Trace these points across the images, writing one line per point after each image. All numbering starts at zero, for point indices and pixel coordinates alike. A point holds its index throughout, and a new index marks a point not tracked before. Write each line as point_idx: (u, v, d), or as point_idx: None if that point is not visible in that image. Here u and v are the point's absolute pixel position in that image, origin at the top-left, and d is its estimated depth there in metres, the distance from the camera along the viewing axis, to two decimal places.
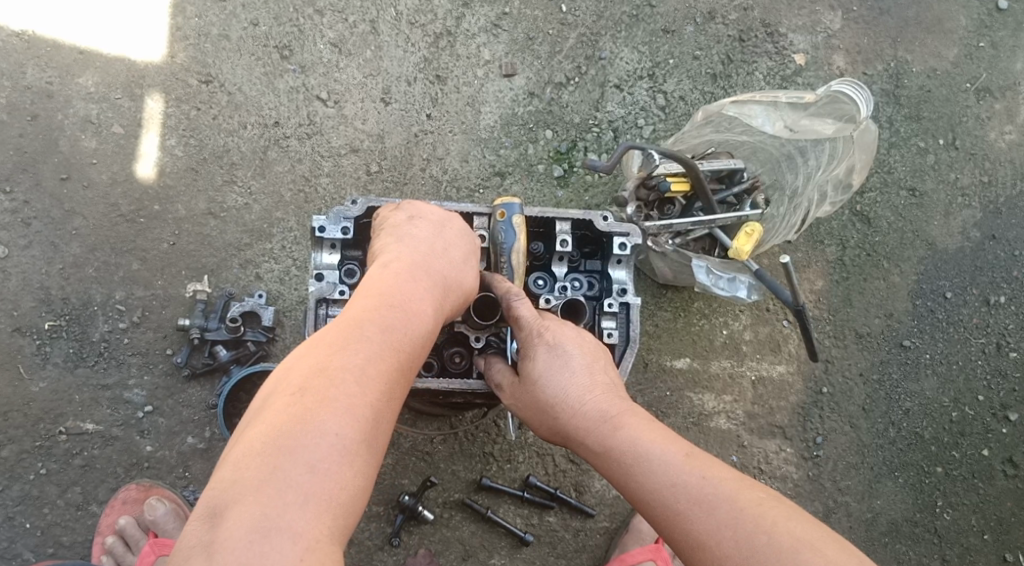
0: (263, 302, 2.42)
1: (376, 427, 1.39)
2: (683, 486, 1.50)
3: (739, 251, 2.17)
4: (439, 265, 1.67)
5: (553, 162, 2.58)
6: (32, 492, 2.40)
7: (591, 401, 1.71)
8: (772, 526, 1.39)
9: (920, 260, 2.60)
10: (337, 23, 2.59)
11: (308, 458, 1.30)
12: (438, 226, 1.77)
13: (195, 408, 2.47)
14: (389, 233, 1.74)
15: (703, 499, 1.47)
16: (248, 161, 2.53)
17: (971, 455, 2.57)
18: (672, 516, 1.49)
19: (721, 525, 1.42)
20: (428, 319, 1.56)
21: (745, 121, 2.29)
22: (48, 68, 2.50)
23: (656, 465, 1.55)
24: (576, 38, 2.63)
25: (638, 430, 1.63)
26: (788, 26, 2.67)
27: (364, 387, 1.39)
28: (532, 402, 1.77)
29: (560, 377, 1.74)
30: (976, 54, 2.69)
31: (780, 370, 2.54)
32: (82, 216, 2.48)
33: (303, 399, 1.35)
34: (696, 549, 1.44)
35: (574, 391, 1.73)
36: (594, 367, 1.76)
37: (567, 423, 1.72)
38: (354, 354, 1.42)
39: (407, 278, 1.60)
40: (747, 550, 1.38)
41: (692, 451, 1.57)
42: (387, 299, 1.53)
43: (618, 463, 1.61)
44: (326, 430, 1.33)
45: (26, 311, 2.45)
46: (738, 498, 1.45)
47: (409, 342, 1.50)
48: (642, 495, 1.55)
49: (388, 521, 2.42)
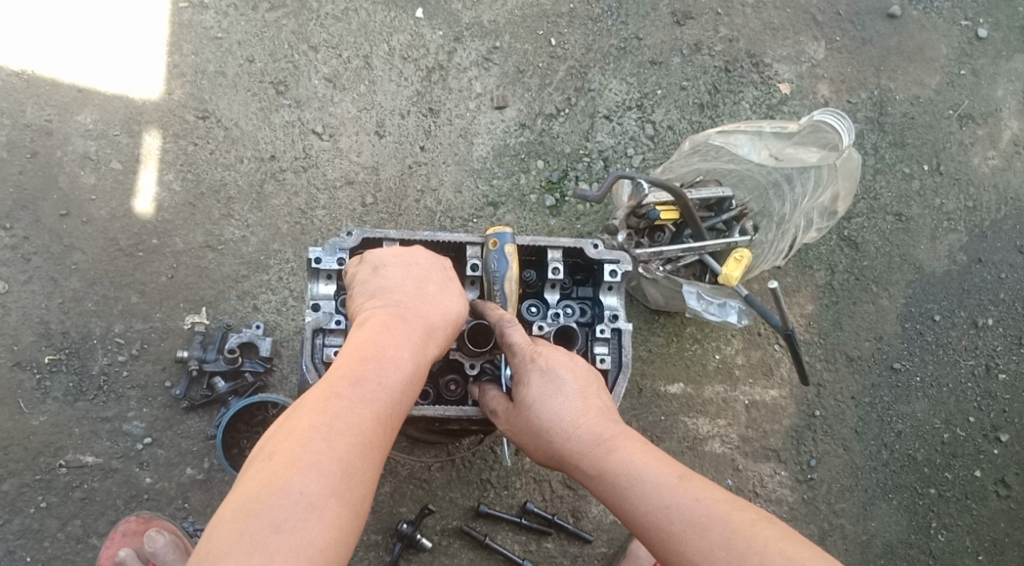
0: (260, 332, 2.48)
1: (347, 483, 1.39)
2: (676, 509, 1.52)
3: (729, 277, 2.20)
4: (419, 311, 1.69)
5: (544, 192, 2.62)
6: (32, 525, 2.42)
7: (585, 425, 1.73)
8: (765, 546, 1.41)
9: (909, 283, 2.64)
10: (331, 59, 2.64)
11: (276, 519, 1.31)
12: (420, 270, 1.79)
13: (194, 439, 2.49)
14: (378, 277, 1.78)
15: (696, 522, 1.49)
16: (244, 195, 2.57)
17: (964, 476, 2.59)
18: (668, 539, 1.51)
19: (715, 548, 1.44)
20: (406, 368, 1.57)
21: (731, 150, 2.34)
22: (47, 106, 2.55)
23: (649, 490, 1.57)
24: (565, 70, 2.68)
25: (631, 454, 1.65)
26: (773, 56, 2.73)
27: (332, 444, 1.41)
28: (528, 427, 1.80)
29: (552, 402, 1.76)
30: (958, 81, 2.74)
31: (773, 394, 2.57)
32: (82, 251, 2.52)
33: (275, 461, 1.38)
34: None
35: (568, 416, 1.75)
36: (587, 392, 1.79)
37: (562, 447, 1.74)
38: (327, 412, 1.45)
39: (386, 326, 1.62)
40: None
41: (685, 474, 1.59)
42: (362, 352, 1.55)
43: (613, 486, 1.63)
44: (294, 490, 1.34)
45: (26, 345, 2.48)
46: (731, 520, 1.47)
47: (384, 394, 1.51)
48: (637, 519, 1.57)
49: (386, 550, 2.44)
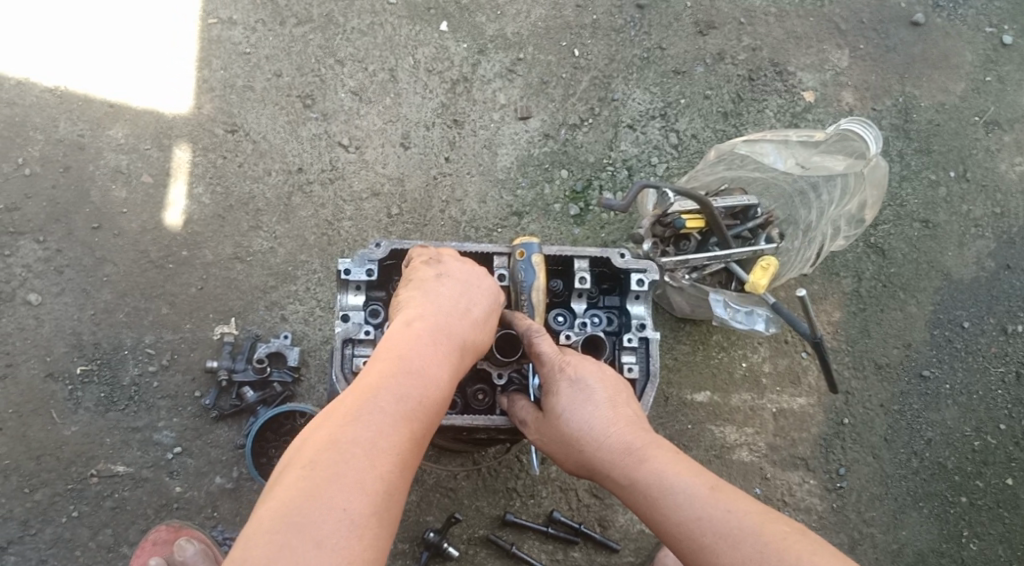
0: (288, 342, 2.51)
1: (385, 503, 1.40)
2: (707, 520, 1.52)
3: (756, 284, 2.22)
4: (458, 327, 1.71)
5: (568, 202, 2.63)
6: (64, 534, 2.45)
7: (615, 434, 1.73)
8: (798, 558, 1.41)
9: (936, 290, 2.63)
10: (358, 73, 2.68)
11: (316, 534, 1.31)
12: (464, 284, 1.80)
13: (223, 448, 2.52)
14: (419, 285, 1.79)
15: (729, 534, 1.48)
16: (273, 207, 2.61)
17: (995, 484, 2.56)
18: (699, 550, 1.51)
19: (747, 559, 1.44)
20: (441, 389, 1.59)
21: (757, 159, 2.35)
22: (80, 122, 2.60)
23: (681, 500, 1.57)
24: (589, 81, 2.71)
25: (662, 464, 1.65)
26: (796, 64, 2.74)
27: (372, 463, 1.42)
28: (556, 436, 1.80)
29: (582, 410, 1.77)
30: (984, 88, 2.74)
31: (801, 402, 2.56)
32: (114, 263, 2.56)
33: (315, 473, 1.38)
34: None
35: (598, 424, 1.75)
36: (616, 402, 1.79)
37: (592, 456, 1.74)
38: (367, 429, 1.45)
39: (424, 342, 1.63)
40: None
41: (717, 484, 1.58)
42: (402, 365, 1.56)
43: (644, 495, 1.63)
44: (335, 506, 1.35)
45: (59, 356, 2.52)
46: (764, 532, 1.46)
47: (421, 414, 1.53)
48: (668, 529, 1.57)
49: (414, 558, 2.44)
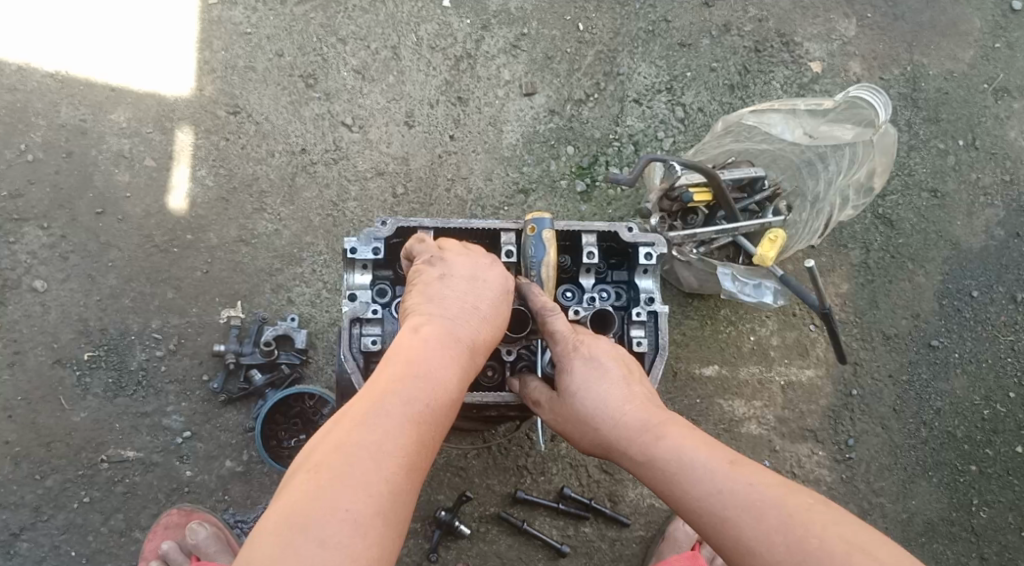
0: (295, 324, 2.50)
1: (392, 501, 1.41)
2: (729, 493, 1.51)
3: (764, 257, 2.20)
4: (466, 328, 1.69)
5: (575, 178, 2.62)
6: (76, 519, 2.45)
7: (632, 412, 1.73)
8: (824, 529, 1.41)
9: (945, 260, 2.62)
10: (360, 51, 2.66)
11: (322, 534, 1.33)
12: (478, 282, 1.78)
13: (232, 432, 2.51)
14: (433, 284, 1.77)
15: (752, 506, 1.48)
16: (277, 189, 2.59)
17: (1005, 452, 2.57)
18: (722, 523, 1.50)
19: (772, 532, 1.44)
20: (451, 390, 1.59)
21: (764, 130, 2.33)
22: (81, 106, 2.58)
23: (701, 474, 1.56)
24: (594, 55, 2.69)
25: (678, 438, 1.64)
26: (803, 34, 2.72)
27: (378, 462, 1.42)
28: (572, 416, 1.80)
29: (595, 390, 1.77)
30: (992, 55, 2.73)
31: (809, 373, 2.56)
32: (118, 248, 2.55)
33: (323, 474, 1.40)
34: (745, 555, 1.46)
35: (612, 403, 1.75)
36: (631, 380, 1.79)
37: (609, 434, 1.73)
38: (375, 430, 1.46)
39: (433, 342, 1.63)
40: (800, 554, 1.40)
41: (735, 457, 1.58)
42: (411, 367, 1.57)
43: (662, 471, 1.62)
44: (340, 506, 1.36)
45: (65, 343, 2.51)
46: (788, 504, 1.47)
47: (430, 414, 1.53)
48: (688, 505, 1.56)
49: (426, 537, 2.45)
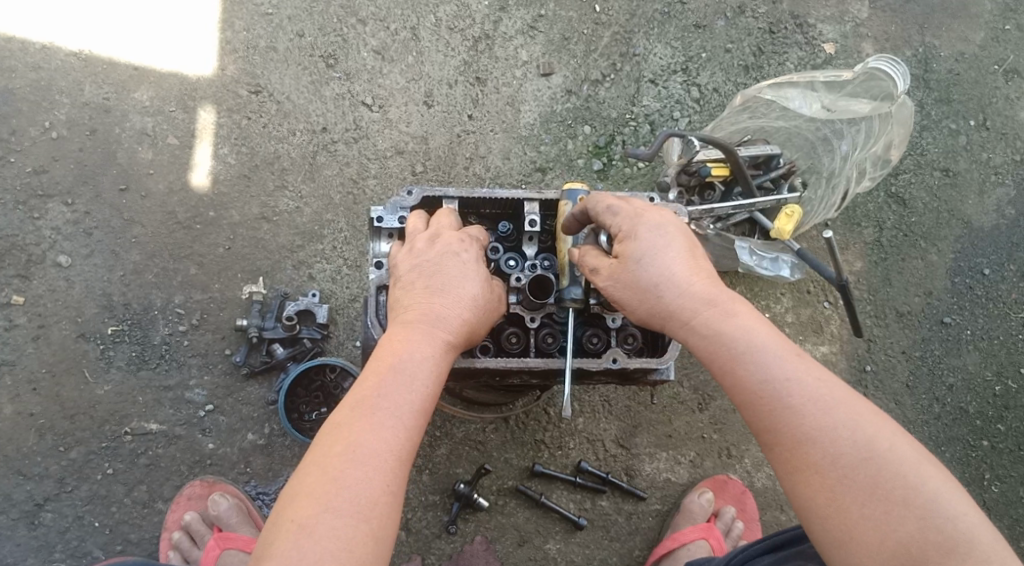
0: (317, 300, 2.53)
1: (343, 499, 1.44)
2: (798, 385, 1.47)
3: (782, 231, 2.25)
4: (428, 311, 1.70)
5: (592, 157, 2.66)
6: (100, 491, 2.49)
7: (698, 285, 1.60)
8: (890, 436, 1.42)
9: (957, 238, 2.66)
10: (379, 32, 2.69)
11: (280, 547, 1.40)
12: (433, 266, 1.76)
13: (254, 405, 2.54)
14: (394, 284, 1.78)
15: (822, 400, 1.45)
16: (298, 166, 2.63)
17: (1016, 428, 2.61)
18: (786, 410, 1.46)
19: (837, 425, 1.43)
20: (404, 373, 1.59)
21: (782, 104, 2.38)
22: (105, 85, 2.61)
23: (772, 360, 1.49)
24: (610, 36, 2.72)
25: (750, 319, 1.55)
26: (816, 16, 2.75)
27: (328, 465, 1.47)
28: (631, 286, 1.64)
29: (663, 260, 1.62)
30: (1003, 37, 2.76)
31: (824, 350, 2.59)
32: (141, 225, 2.58)
33: (285, 494, 1.47)
34: (804, 445, 1.43)
35: (673, 274, 1.61)
36: (695, 255, 1.65)
37: (674, 302, 1.59)
38: (328, 436, 1.51)
39: (399, 335, 1.66)
40: (867, 453, 1.40)
41: (800, 352, 1.52)
42: (378, 364, 1.61)
43: (725, 348, 1.53)
44: (295, 518, 1.42)
45: (89, 317, 2.55)
46: (855, 402, 1.45)
47: (382, 403, 1.55)
48: (755, 387, 1.48)
49: (445, 510, 2.49)
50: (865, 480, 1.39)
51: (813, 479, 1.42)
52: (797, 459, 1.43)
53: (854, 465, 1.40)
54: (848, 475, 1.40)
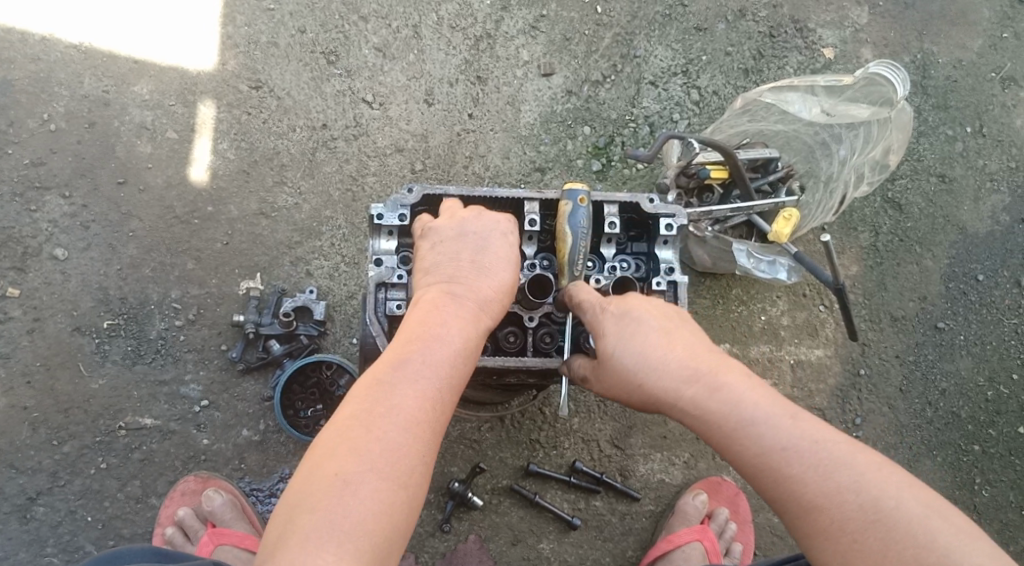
0: (314, 297, 2.53)
1: (384, 462, 1.45)
2: (797, 453, 1.51)
3: (778, 234, 2.26)
4: (466, 285, 1.70)
5: (591, 157, 2.67)
6: (93, 485, 2.48)
7: (673, 364, 1.63)
8: (894, 489, 1.46)
9: (952, 244, 2.68)
10: (381, 29, 2.69)
11: (318, 501, 1.41)
12: (472, 240, 1.77)
13: (250, 401, 2.54)
14: (429, 253, 1.78)
15: (821, 465, 1.49)
16: (297, 162, 2.62)
17: (1007, 433, 2.63)
18: (787, 481, 1.50)
19: (840, 488, 1.47)
20: (445, 342, 1.61)
21: (781, 108, 2.39)
22: (105, 78, 2.61)
23: (768, 430, 1.54)
24: (611, 38, 2.73)
25: (741, 390, 1.58)
26: (816, 21, 2.77)
27: (369, 425, 1.48)
28: (614, 379, 1.70)
29: (633, 346, 1.66)
30: (1001, 45, 2.78)
31: (818, 353, 2.61)
32: (139, 219, 2.58)
33: (322, 448, 1.48)
34: (811, 512, 1.48)
35: (659, 358, 1.64)
36: (671, 332, 1.67)
37: (653, 389, 1.64)
38: (363, 403, 1.51)
39: (435, 305, 1.66)
40: (874, 514, 1.44)
41: (798, 413, 1.56)
42: (415, 333, 1.61)
43: (720, 428, 1.57)
44: (335, 474, 1.43)
45: (85, 311, 2.54)
46: (854, 460, 1.49)
47: (422, 370, 1.56)
48: (749, 461, 1.54)
49: (439, 508, 2.49)
50: (874, 538, 1.42)
51: (823, 544, 1.46)
52: (805, 526, 1.49)
53: (862, 525, 1.44)
54: (857, 536, 1.44)
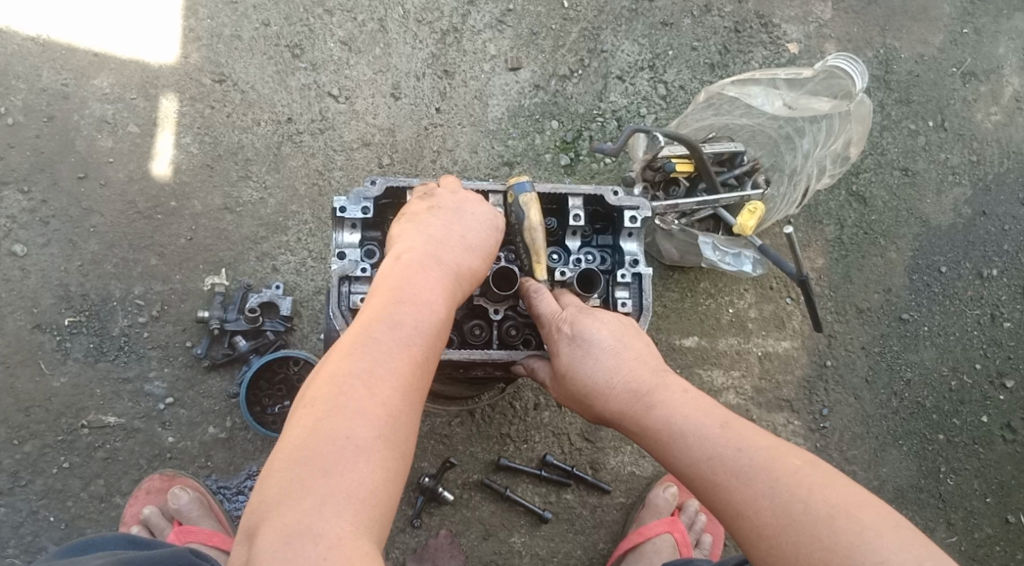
0: (280, 292, 2.50)
1: (390, 427, 1.46)
2: (719, 460, 1.58)
3: (744, 227, 2.25)
4: (450, 254, 1.72)
5: (559, 152, 2.66)
6: (55, 485, 2.43)
7: (619, 383, 1.76)
8: (808, 492, 1.48)
9: (915, 236, 2.71)
10: (346, 23, 2.67)
11: (327, 465, 1.39)
12: (454, 213, 1.79)
13: (216, 398, 2.51)
14: (411, 220, 1.79)
15: (740, 471, 1.55)
16: (262, 157, 2.59)
17: (971, 422, 2.67)
18: (711, 488, 1.58)
19: (757, 495, 1.51)
20: (437, 313, 1.62)
21: (745, 101, 2.41)
22: (64, 71, 2.56)
23: (695, 441, 1.63)
24: (578, 32, 2.73)
25: (673, 405, 1.70)
26: (781, 16, 2.79)
27: (372, 390, 1.47)
28: (570, 394, 1.85)
29: (585, 365, 1.79)
30: (961, 40, 2.82)
31: (786, 345, 2.63)
32: (100, 214, 2.53)
33: (311, 412, 1.45)
34: (735, 518, 1.53)
35: (602, 376, 1.78)
36: (619, 352, 1.79)
37: (603, 407, 1.79)
38: (350, 365, 1.50)
39: (416, 269, 1.66)
40: (785, 517, 1.47)
41: (729, 421, 1.64)
42: (400, 295, 1.60)
43: (656, 440, 1.70)
44: (339, 438, 1.41)
45: (45, 308, 2.49)
46: (774, 467, 1.53)
47: (418, 338, 1.57)
48: (682, 469, 1.64)
49: (409, 503, 2.48)
50: (786, 541, 1.45)
51: (747, 549, 1.51)
52: (735, 534, 1.54)
53: (778, 530, 1.47)
54: (774, 541, 1.46)
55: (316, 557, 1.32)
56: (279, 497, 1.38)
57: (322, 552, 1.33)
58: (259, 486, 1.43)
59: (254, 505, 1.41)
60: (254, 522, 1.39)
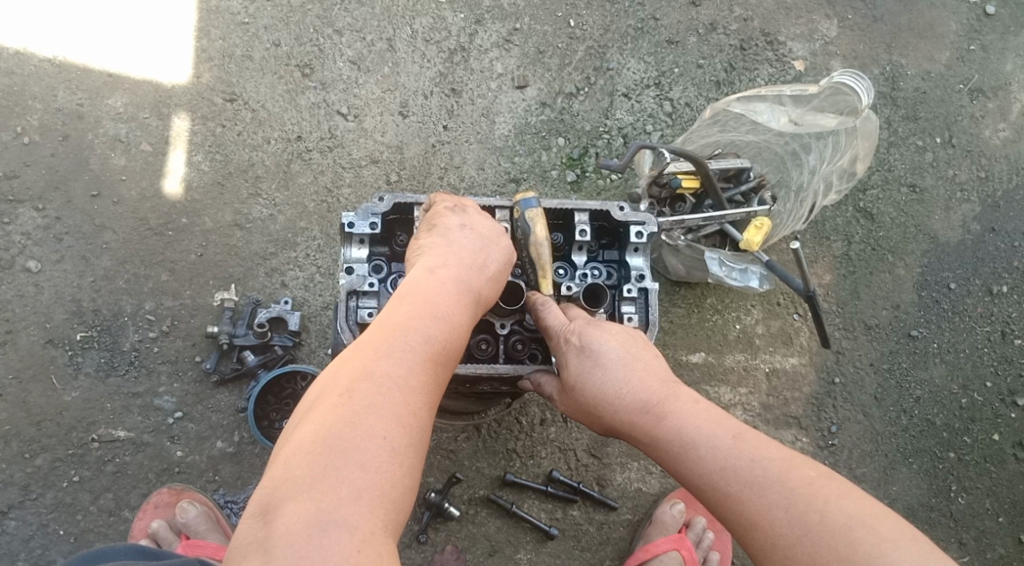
0: (288, 307, 2.53)
1: (417, 433, 1.49)
2: (732, 471, 1.57)
3: (750, 242, 2.26)
4: (476, 277, 1.76)
5: (565, 168, 2.68)
6: (65, 499, 2.45)
7: (630, 395, 1.77)
8: (824, 503, 1.47)
9: (924, 253, 2.70)
10: (356, 42, 2.71)
11: (356, 459, 1.41)
12: (483, 237, 1.84)
13: (224, 413, 2.53)
14: (440, 235, 1.82)
15: (754, 482, 1.54)
16: (272, 174, 2.63)
17: (982, 440, 2.64)
18: (724, 499, 1.57)
19: (772, 506, 1.50)
20: (461, 333, 1.67)
21: (751, 118, 2.40)
22: (78, 91, 2.61)
23: (707, 452, 1.62)
24: (584, 51, 2.76)
25: (685, 416, 1.70)
26: (786, 34, 2.80)
27: (405, 396, 1.50)
28: (576, 407, 1.86)
29: (595, 376, 1.80)
30: (968, 57, 2.82)
31: (793, 361, 2.62)
32: (112, 231, 2.57)
33: (340, 405, 1.46)
34: (748, 530, 1.52)
35: (613, 387, 1.78)
36: (631, 362, 1.80)
37: (613, 418, 1.78)
38: (381, 366, 1.52)
39: (445, 286, 1.70)
40: (801, 528, 1.46)
41: (741, 433, 1.63)
42: (429, 307, 1.64)
43: (668, 451, 1.69)
44: (371, 435, 1.43)
45: (58, 323, 2.52)
46: (789, 479, 1.52)
47: (445, 352, 1.61)
48: (694, 480, 1.63)
49: (415, 518, 2.48)
50: (802, 552, 1.44)
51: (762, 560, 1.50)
52: (748, 545, 1.53)
53: (794, 541, 1.46)
54: (789, 553, 1.46)
55: (347, 548, 1.33)
56: (303, 482, 1.38)
57: (354, 543, 1.34)
58: (277, 470, 1.41)
59: (269, 488, 1.39)
60: (272, 505, 1.37)
